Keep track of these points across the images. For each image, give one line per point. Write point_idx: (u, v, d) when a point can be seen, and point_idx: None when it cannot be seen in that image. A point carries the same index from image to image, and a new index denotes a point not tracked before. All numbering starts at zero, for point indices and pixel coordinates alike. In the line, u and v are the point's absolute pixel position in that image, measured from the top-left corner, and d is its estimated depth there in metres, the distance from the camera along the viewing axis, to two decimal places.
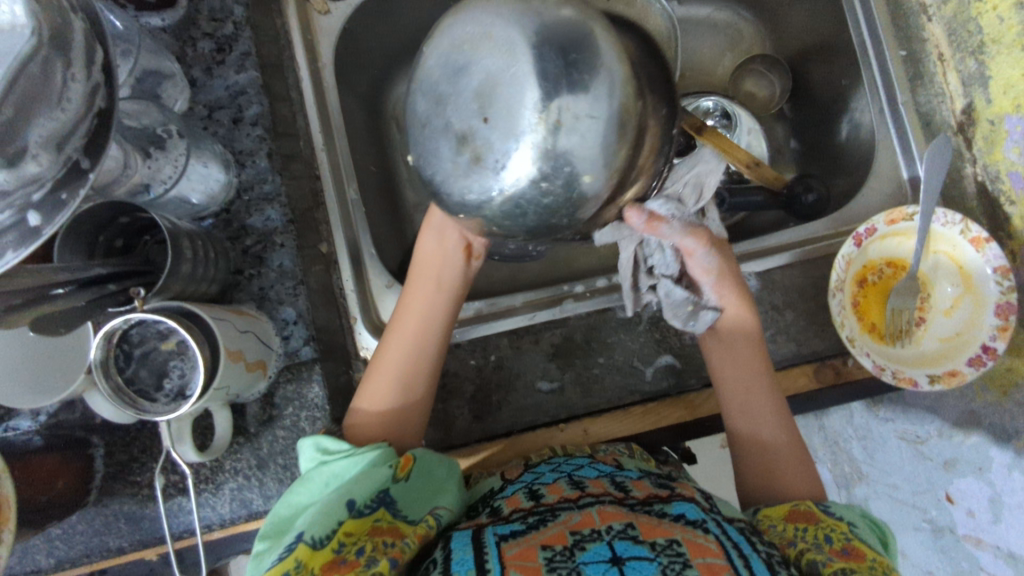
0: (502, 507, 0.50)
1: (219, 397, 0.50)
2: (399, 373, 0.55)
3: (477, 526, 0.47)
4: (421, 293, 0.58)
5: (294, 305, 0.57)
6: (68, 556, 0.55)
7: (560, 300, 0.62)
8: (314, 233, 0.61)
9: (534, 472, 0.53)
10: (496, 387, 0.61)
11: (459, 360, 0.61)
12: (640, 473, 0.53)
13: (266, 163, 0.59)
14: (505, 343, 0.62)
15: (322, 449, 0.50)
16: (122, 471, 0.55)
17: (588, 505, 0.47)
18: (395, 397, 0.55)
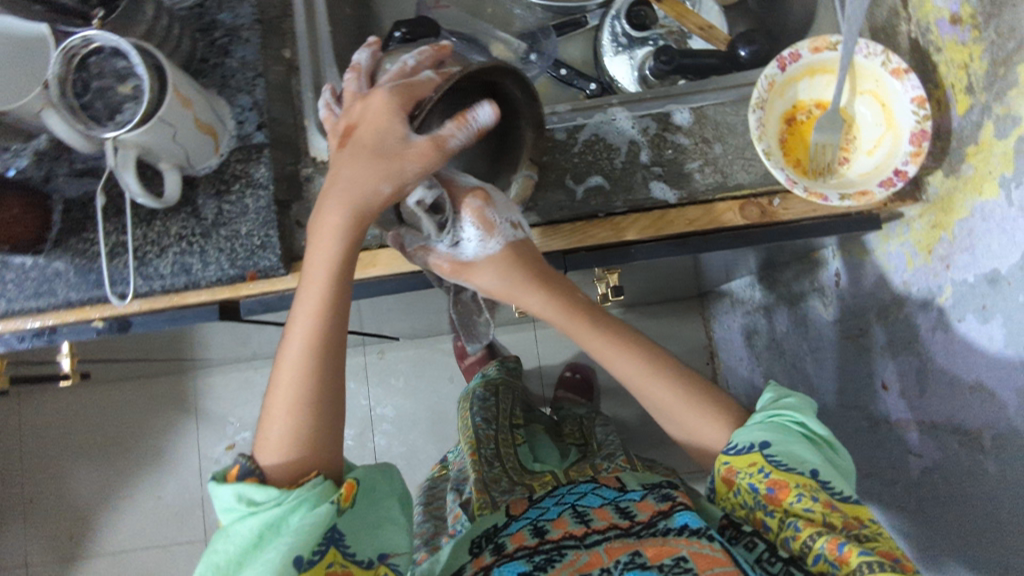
0: (506, 542, 0.59)
1: (168, 149, 0.54)
2: (297, 401, 0.50)
3: (485, 569, 0.57)
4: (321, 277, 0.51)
5: (251, 93, 0.61)
6: (18, 297, 0.58)
7: None
8: (280, 40, 0.65)
9: (539, 508, 0.63)
10: None
11: None
12: (642, 494, 0.63)
13: None
14: None
15: (243, 498, 0.46)
16: (78, 228, 0.60)
17: (596, 544, 0.57)
18: (296, 434, 0.49)
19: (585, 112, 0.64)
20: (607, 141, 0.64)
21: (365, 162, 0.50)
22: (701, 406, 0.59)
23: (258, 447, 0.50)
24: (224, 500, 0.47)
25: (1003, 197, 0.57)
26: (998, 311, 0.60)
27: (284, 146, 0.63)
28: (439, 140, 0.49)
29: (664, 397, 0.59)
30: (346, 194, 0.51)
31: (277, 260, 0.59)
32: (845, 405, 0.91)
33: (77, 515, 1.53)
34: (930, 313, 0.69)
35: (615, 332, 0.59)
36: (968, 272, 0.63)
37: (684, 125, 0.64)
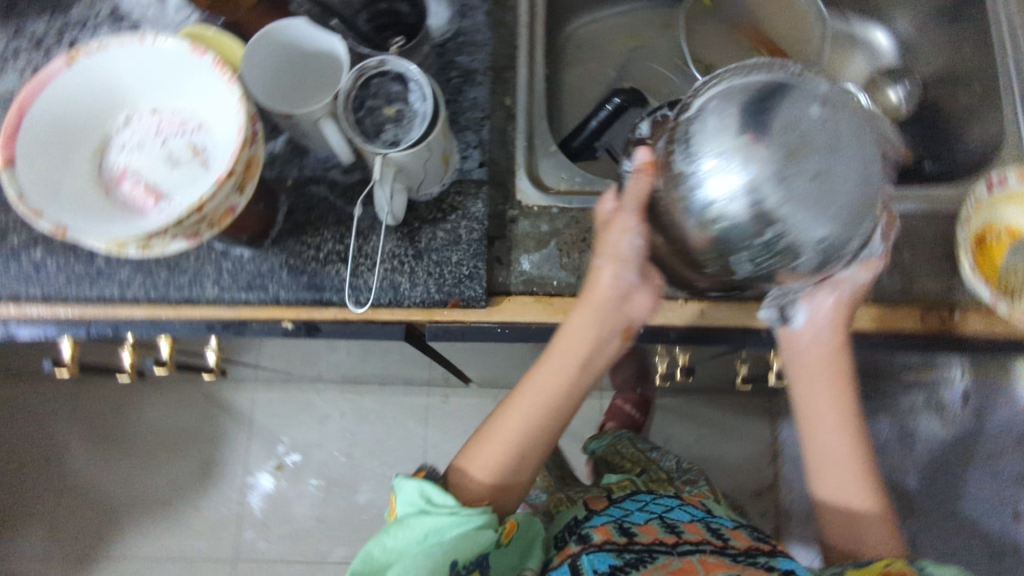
0: (592, 533, 0.62)
1: (416, 169, 0.57)
2: (512, 446, 0.59)
3: (572, 557, 0.59)
4: (546, 386, 0.58)
5: (478, 132, 0.65)
6: (231, 286, 0.60)
7: None
8: (504, 87, 0.69)
9: (624, 509, 0.68)
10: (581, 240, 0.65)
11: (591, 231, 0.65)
12: (734, 525, 0.68)
13: (484, 18, 0.68)
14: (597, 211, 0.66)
15: (426, 497, 0.55)
16: (296, 231, 0.62)
17: (688, 554, 0.59)
18: (513, 469, 0.60)
19: None
20: None
21: (615, 267, 0.54)
22: (875, 521, 0.65)
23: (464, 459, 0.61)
24: (409, 493, 0.55)
25: None
26: None
27: (497, 186, 0.66)
28: (626, 226, 0.52)
29: (852, 495, 0.65)
30: (592, 311, 0.55)
31: (481, 291, 0.61)
32: (957, 532, 0.89)
33: (112, 511, 1.49)
34: None
35: (854, 447, 0.65)
36: None
37: None
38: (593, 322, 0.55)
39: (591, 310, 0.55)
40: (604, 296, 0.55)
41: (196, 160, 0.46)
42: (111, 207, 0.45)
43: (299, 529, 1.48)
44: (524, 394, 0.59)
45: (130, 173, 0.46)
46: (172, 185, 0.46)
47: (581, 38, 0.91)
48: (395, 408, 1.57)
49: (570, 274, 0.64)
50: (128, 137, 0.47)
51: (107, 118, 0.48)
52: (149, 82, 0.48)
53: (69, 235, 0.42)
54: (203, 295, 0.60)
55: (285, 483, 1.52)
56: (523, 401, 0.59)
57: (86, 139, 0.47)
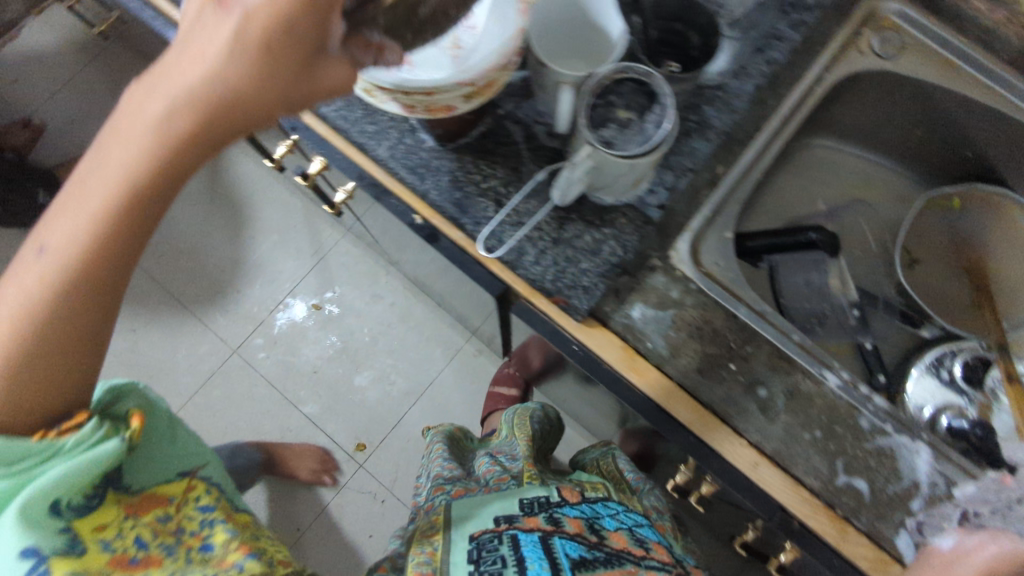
0: (561, 520, 0.79)
1: (606, 176, 0.58)
2: (37, 297, 0.41)
3: (544, 532, 0.75)
4: (134, 146, 0.39)
5: (679, 179, 0.65)
6: (399, 160, 0.64)
7: (755, 312, 0.67)
8: (726, 156, 0.69)
9: (591, 512, 0.84)
10: (693, 328, 0.65)
11: (708, 327, 0.65)
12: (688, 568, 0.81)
13: (755, 89, 0.67)
14: (725, 313, 0.66)
15: None
16: (479, 153, 0.64)
17: (646, 568, 0.74)
18: (39, 313, 0.42)
19: (893, 424, 0.64)
20: (892, 462, 0.63)
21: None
22: None
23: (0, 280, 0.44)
24: None
25: None
26: None
27: (661, 234, 0.66)
28: None
29: None
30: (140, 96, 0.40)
31: (585, 306, 0.62)
32: None
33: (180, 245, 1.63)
34: None
35: None
36: None
37: (963, 506, 0.62)
38: (210, 24, 0.37)
39: (189, 42, 0.38)
40: (201, 40, 0.37)
41: (450, 52, 0.53)
42: None
43: (297, 364, 1.57)
44: (83, 181, 0.41)
45: None
46: (421, 58, 0.53)
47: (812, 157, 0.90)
48: (436, 332, 1.62)
49: (666, 347, 0.64)
50: None
51: None
52: None
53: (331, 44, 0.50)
54: (374, 150, 0.64)
55: (311, 322, 1.61)
56: (66, 212, 0.41)
57: None
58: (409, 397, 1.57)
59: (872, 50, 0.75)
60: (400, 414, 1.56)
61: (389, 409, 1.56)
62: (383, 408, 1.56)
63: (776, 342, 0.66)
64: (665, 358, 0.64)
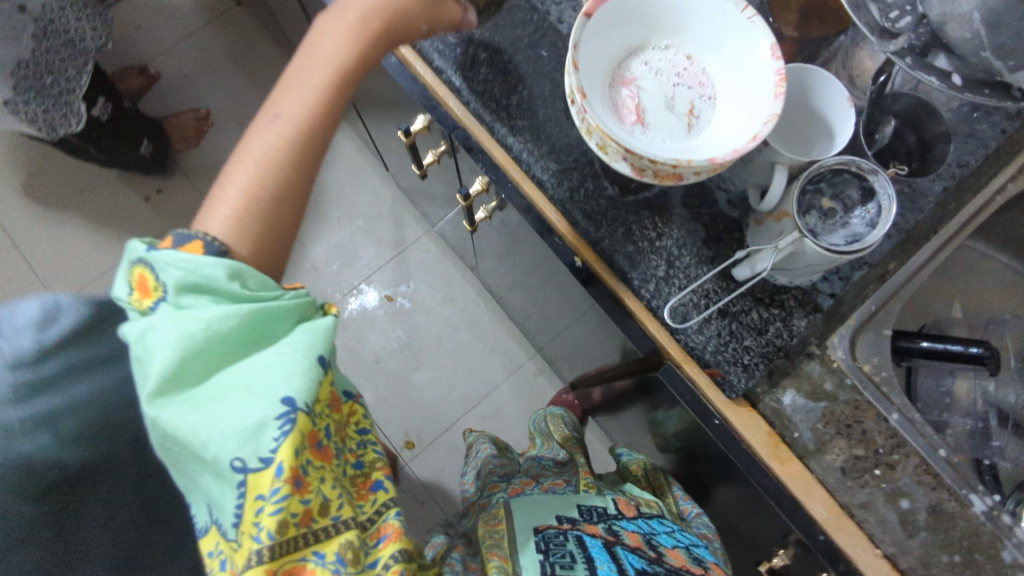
0: (621, 532, 0.75)
1: (794, 263, 0.57)
2: (256, 212, 0.50)
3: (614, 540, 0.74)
4: (331, 58, 0.55)
5: (856, 270, 0.63)
6: (575, 203, 0.63)
7: (906, 418, 0.64)
8: (900, 253, 0.66)
9: (648, 527, 0.80)
10: (840, 424, 0.63)
11: (857, 425, 0.63)
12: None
13: (946, 192, 0.65)
14: (875, 413, 0.64)
15: (197, 272, 0.44)
16: (656, 209, 0.63)
17: None
18: (256, 221, 0.50)
19: None
20: None
21: None
22: None
23: (231, 157, 0.53)
24: (149, 264, 0.45)
25: None
26: None
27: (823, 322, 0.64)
28: None
29: None
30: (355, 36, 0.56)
31: (741, 387, 0.61)
32: None
33: None
34: None
35: None
36: None
37: None
38: None
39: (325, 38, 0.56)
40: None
41: (686, 119, 0.49)
42: (608, 95, 0.48)
43: (360, 351, 1.58)
44: (291, 79, 0.55)
45: (636, 84, 0.49)
46: (658, 122, 0.48)
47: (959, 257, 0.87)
48: (501, 344, 1.61)
49: (811, 439, 0.63)
50: (655, 59, 0.50)
51: (656, 32, 0.50)
52: (708, 36, 0.49)
53: (582, 104, 0.45)
54: (553, 190, 0.63)
55: (381, 312, 1.61)
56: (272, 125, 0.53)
57: (630, 35, 0.49)
58: (464, 404, 1.56)
59: None
60: (452, 420, 1.54)
61: (443, 413, 1.55)
62: (437, 409, 1.55)
63: (926, 453, 0.63)
64: (810, 452, 0.63)
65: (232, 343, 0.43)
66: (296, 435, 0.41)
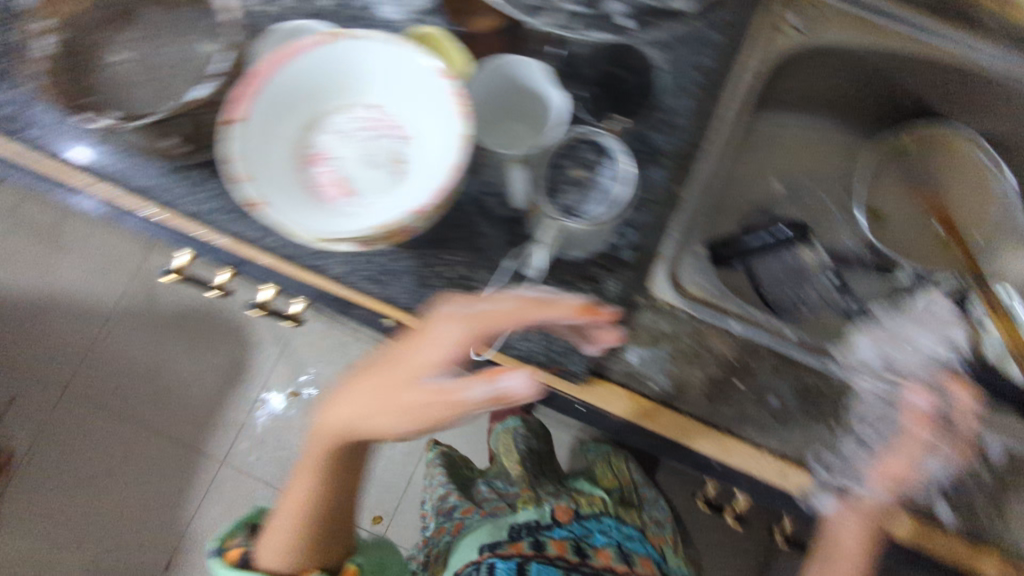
0: (548, 544, 0.94)
1: (572, 240, 0.59)
2: None
3: (523, 559, 0.89)
4: None
5: (641, 216, 0.63)
6: (356, 275, 0.60)
7: (744, 320, 0.66)
8: (681, 177, 0.68)
9: (581, 528, 1.00)
10: (689, 357, 0.64)
11: (706, 350, 0.64)
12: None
13: (693, 106, 0.66)
14: (717, 331, 0.65)
15: None
16: (437, 244, 0.61)
17: None
18: None
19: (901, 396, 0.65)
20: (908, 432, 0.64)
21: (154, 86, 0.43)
22: None
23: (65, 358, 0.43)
24: None
25: None
26: None
27: (635, 275, 0.64)
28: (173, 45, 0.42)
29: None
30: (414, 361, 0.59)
31: (582, 370, 0.61)
32: None
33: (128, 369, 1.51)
34: None
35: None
36: None
37: (989, 457, 0.64)
38: None
39: None
40: None
41: (392, 167, 0.51)
42: (305, 179, 0.50)
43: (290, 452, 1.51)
44: None
45: (331, 158, 0.52)
46: (364, 183, 0.51)
47: (756, 137, 0.89)
48: None
49: (671, 385, 0.63)
50: (342, 124, 0.52)
51: (332, 101, 0.53)
52: (379, 84, 0.52)
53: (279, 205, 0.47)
54: (330, 270, 0.61)
55: (294, 411, 1.49)
56: None
57: (299, 116, 0.51)
58: (410, 458, 1.51)
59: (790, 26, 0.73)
60: (407, 471, 1.51)
61: (396, 469, 1.51)
62: (388, 469, 1.52)
63: (775, 345, 0.65)
64: (672, 395, 0.64)
65: None
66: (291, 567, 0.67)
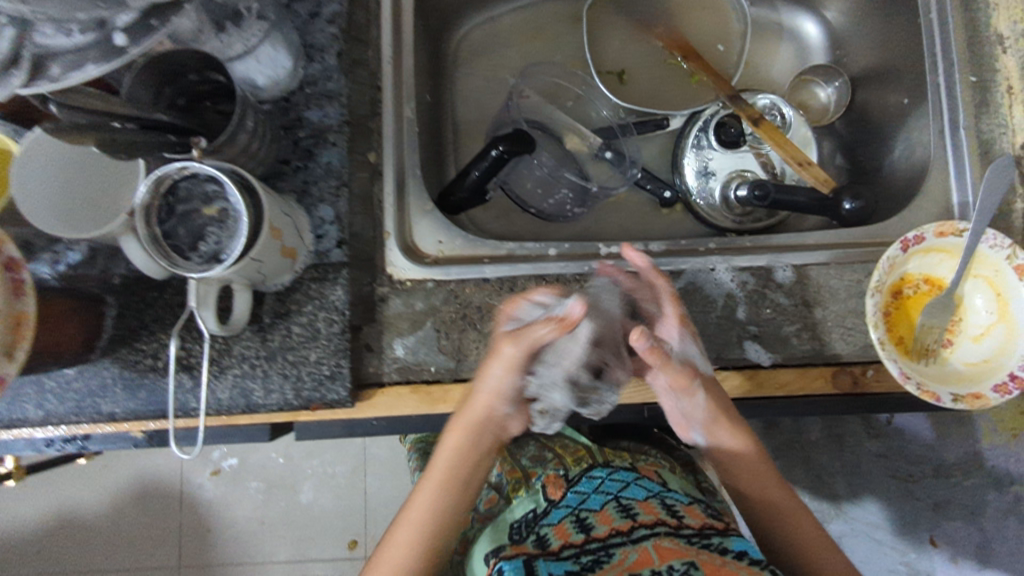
0: (549, 534, 0.62)
1: (246, 275, 0.50)
2: None
3: (527, 557, 0.59)
4: None
5: (334, 205, 0.56)
6: (58, 411, 0.53)
7: (498, 257, 0.61)
8: (365, 140, 0.60)
9: (577, 495, 0.67)
10: (454, 322, 0.59)
11: (468, 305, 0.59)
12: (685, 500, 0.67)
13: (335, 61, 0.57)
14: (472, 281, 0.59)
15: None
16: (130, 337, 0.54)
17: (643, 540, 0.59)
18: None
19: (680, 259, 0.61)
20: (702, 292, 0.60)
21: None
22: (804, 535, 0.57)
23: None
24: None
25: None
26: None
27: (362, 265, 0.58)
28: None
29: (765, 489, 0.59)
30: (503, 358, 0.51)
31: (345, 394, 0.55)
32: None
33: None
34: None
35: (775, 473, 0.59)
36: None
37: (785, 284, 0.61)
38: None
39: None
40: None
41: None
42: None
43: None
44: None
45: None
46: None
47: (472, 44, 0.80)
48: None
49: (448, 359, 0.58)
50: None
51: None
52: None
53: None
54: (29, 417, 0.53)
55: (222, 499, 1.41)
56: None
57: None
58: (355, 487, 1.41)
59: None
60: None
61: None
62: None
63: (535, 269, 0.60)
64: (454, 371, 0.58)
65: None
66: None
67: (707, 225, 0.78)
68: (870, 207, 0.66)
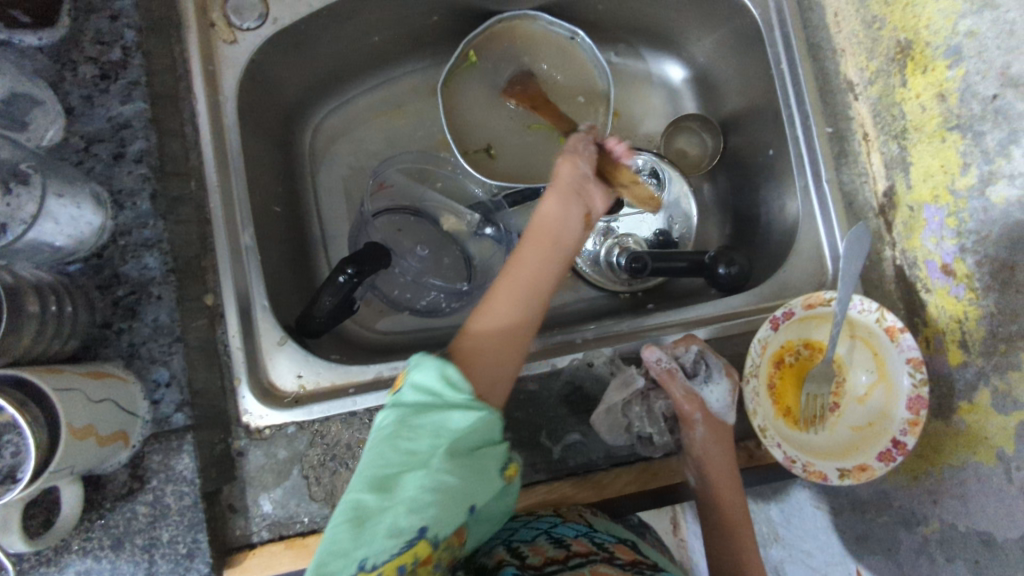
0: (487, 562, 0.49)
1: (64, 477, 0.44)
2: None
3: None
4: None
5: (168, 364, 0.51)
6: None
7: (365, 384, 0.57)
8: (200, 281, 0.56)
9: (507, 530, 0.52)
10: (322, 465, 0.54)
11: (337, 442, 0.55)
12: (616, 537, 0.53)
13: (149, 205, 0.52)
14: (338, 418, 0.55)
15: (445, 380, 0.38)
16: None
17: (583, 568, 0.46)
18: None
19: (557, 358, 0.58)
20: (584, 390, 0.58)
21: None
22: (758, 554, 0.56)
23: None
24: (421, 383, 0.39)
25: (999, 468, 0.53)
26: (992, 573, 0.55)
27: (213, 420, 0.53)
28: None
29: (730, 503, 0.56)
30: (540, 223, 0.50)
31: (207, 569, 0.50)
32: None
33: None
34: (914, 536, 0.64)
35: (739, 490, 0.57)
36: (959, 519, 0.58)
37: None
38: None
39: None
40: None
41: None
42: None
43: None
44: None
45: None
46: None
47: (328, 134, 0.76)
48: None
49: (320, 507, 0.54)
50: None
51: None
52: None
53: None
54: None
55: None
56: None
57: None
58: None
59: (236, 30, 0.61)
60: None
61: None
62: None
63: None
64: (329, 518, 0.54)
65: (419, 494, 0.34)
66: (408, 555, 0.34)
67: (599, 290, 0.76)
68: (747, 269, 0.64)
